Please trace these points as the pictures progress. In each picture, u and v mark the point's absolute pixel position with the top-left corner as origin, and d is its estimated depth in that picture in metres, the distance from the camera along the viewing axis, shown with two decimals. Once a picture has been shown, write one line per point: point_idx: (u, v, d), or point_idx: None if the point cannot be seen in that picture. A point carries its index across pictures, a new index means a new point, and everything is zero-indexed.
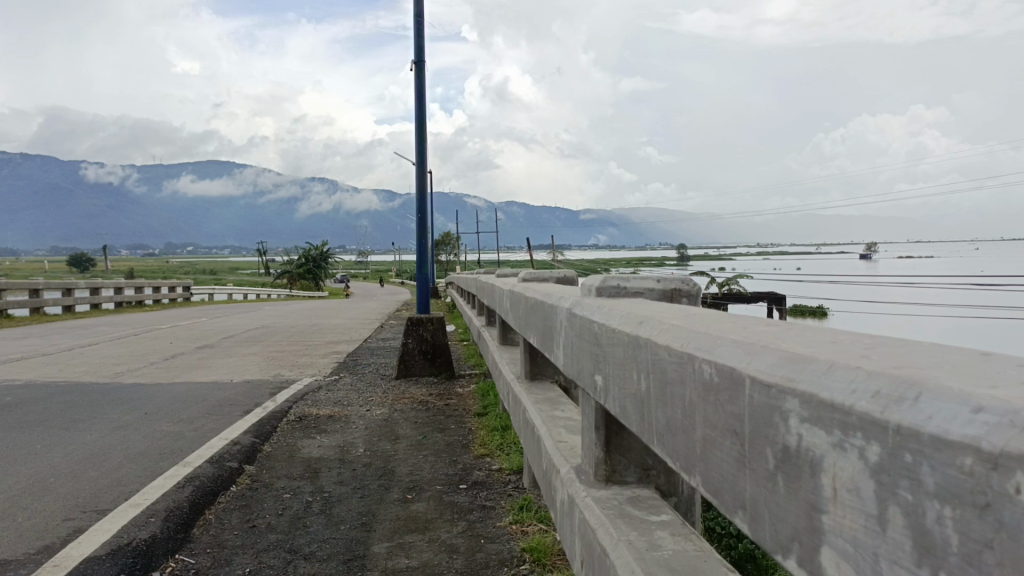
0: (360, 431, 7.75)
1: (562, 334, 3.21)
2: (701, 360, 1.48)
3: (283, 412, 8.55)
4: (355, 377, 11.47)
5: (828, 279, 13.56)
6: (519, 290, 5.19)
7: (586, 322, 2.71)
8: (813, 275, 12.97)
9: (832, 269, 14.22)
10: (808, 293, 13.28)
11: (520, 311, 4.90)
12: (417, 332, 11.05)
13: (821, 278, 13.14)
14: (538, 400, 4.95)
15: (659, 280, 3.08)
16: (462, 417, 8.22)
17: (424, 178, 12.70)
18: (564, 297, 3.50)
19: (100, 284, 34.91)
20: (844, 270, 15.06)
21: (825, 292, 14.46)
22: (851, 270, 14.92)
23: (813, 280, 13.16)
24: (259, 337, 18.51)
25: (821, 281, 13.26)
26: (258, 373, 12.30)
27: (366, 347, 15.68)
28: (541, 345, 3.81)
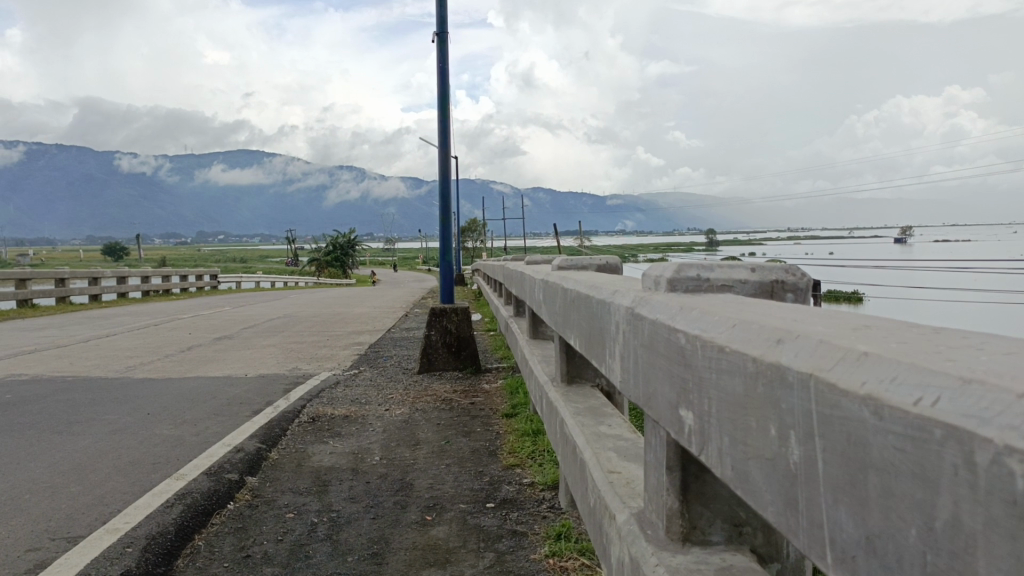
0: (377, 434, 7.06)
1: (619, 342, 2.39)
2: (1006, 450, 0.71)
3: (296, 413, 7.91)
4: (376, 371, 10.78)
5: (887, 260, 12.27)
6: (553, 281, 4.37)
7: (661, 329, 1.88)
8: (871, 255, 11.72)
9: (889, 246, 12.92)
10: (866, 275, 12.05)
11: (555, 306, 4.09)
12: (440, 324, 10.30)
13: (878, 258, 11.91)
14: (577, 411, 4.12)
15: (754, 269, 2.25)
16: (489, 418, 7.46)
17: (446, 158, 11.88)
18: (618, 291, 2.66)
19: (127, 274, 35.07)
20: (902, 249, 13.73)
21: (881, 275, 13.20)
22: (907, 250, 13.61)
23: (870, 260, 11.93)
24: (280, 327, 17.94)
25: (880, 263, 12.01)
26: (274, 367, 11.72)
27: (388, 339, 14.95)
28: (587, 352, 2.98)
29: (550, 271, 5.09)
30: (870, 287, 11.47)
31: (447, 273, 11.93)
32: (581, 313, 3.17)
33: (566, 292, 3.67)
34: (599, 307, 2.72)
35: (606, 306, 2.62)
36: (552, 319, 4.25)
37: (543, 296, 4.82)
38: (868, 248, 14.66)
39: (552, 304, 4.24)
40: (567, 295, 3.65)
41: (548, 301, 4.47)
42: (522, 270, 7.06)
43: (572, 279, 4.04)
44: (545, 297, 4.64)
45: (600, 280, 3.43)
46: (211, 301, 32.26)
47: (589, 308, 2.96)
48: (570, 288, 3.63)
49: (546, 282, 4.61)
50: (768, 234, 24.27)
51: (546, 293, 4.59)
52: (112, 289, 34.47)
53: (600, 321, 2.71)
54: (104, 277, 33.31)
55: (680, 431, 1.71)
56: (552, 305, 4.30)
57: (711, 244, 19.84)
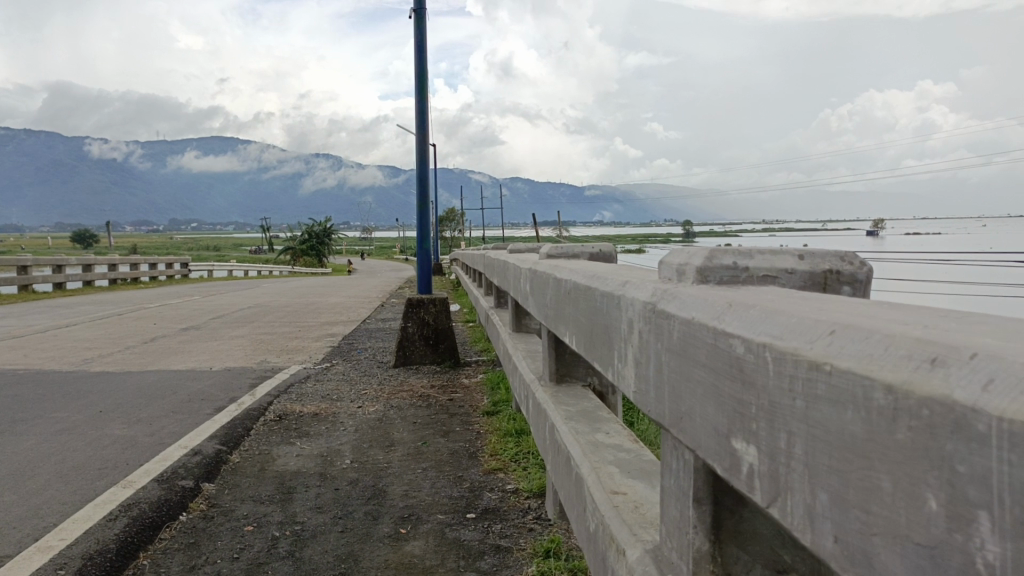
0: (348, 434, 6.58)
1: (635, 344, 1.94)
2: None
3: (262, 410, 7.40)
4: (349, 365, 10.27)
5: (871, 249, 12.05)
6: (544, 269, 3.93)
7: (702, 331, 1.43)
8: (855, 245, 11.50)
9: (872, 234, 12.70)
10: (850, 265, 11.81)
11: (547, 297, 3.64)
12: (417, 316, 9.82)
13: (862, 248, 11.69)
14: (569, 413, 3.67)
15: (801, 255, 1.79)
16: (469, 416, 7.02)
17: (423, 141, 11.35)
18: (631, 279, 2.21)
19: (94, 261, 33.94)
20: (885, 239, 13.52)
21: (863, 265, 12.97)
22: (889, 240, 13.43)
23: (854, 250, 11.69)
24: (249, 318, 17.28)
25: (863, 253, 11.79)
26: (241, 359, 11.16)
27: (362, 330, 14.42)
28: (588, 353, 2.54)
29: (538, 260, 4.65)
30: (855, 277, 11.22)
31: (424, 262, 11.44)
32: (579, 307, 2.73)
33: (560, 282, 3.23)
34: (606, 299, 2.27)
35: (615, 298, 2.16)
36: (542, 311, 3.81)
37: (530, 285, 4.37)
38: (850, 238, 14.43)
39: (543, 294, 3.80)
40: (561, 287, 3.20)
41: (538, 290, 4.02)
42: (505, 258, 6.59)
43: (567, 267, 3.62)
44: (533, 287, 4.20)
45: (603, 267, 3.00)
46: (180, 290, 31.35)
47: (591, 301, 2.51)
48: (566, 276, 3.18)
49: (535, 270, 4.16)
50: (746, 225, 24.09)
51: (535, 281, 4.15)
52: (77, 277, 33.32)
53: (607, 318, 2.26)
54: (69, 265, 32.15)
55: (731, 469, 1.28)
56: (542, 296, 3.86)
57: (690, 234, 19.58)
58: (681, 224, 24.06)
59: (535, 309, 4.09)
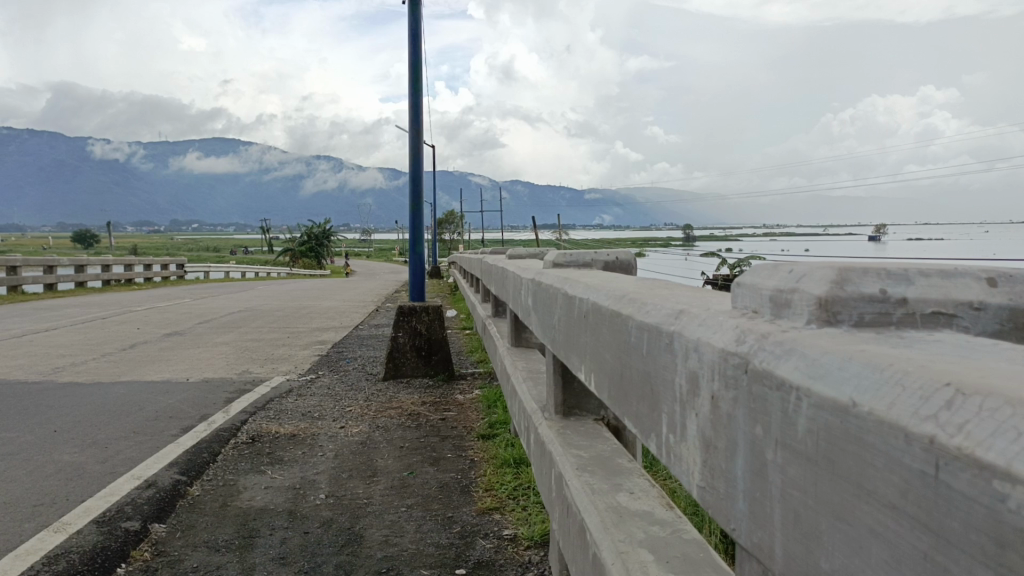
0: (326, 461, 5.86)
1: (704, 415, 1.22)
2: None
3: (233, 431, 6.67)
4: (336, 377, 9.55)
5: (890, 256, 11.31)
6: (551, 281, 3.20)
7: (898, 444, 0.74)
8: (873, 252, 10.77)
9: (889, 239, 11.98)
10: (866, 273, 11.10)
11: (554, 317, 2.92)
12: (409, 325, 9.10)
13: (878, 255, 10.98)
14: (580, 461, 2.95)
15: (986, 276, 1.06)
16: (462, 440, 6.30)
17: (418, 136, 10.60)
18: (685, 305, 1.49)
19: (85, 263, 33.22)
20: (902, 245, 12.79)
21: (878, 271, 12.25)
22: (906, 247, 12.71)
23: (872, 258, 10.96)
24: (237, 323, 16.54)
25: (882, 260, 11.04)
26: (221, 369, 10.43)
27: (354, 338, 13.67)
28: (617, 405, 1.82)
29: (540, 269, 3.92)
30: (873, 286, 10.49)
31: (417, 266, 10.72)
32: (603, 339, 2.00)
33: (574, 300, 2.50)
34: (649, 334, 1.55)
35: (666, 334, 1.44)
36: (548, 332, 3.09)
37: (534, 299, 3.64)
38: (863, 243, 13.71)
39: (549, 311, 3.07)
40: (575, 307, 2.48)
41: (543, 306, 3.28)
42: (504, 265, 5.85)
43: (580, 278, 2.90)
44: (538, 302, 3.47)
45: (631, 282, 2.28)
46: (173, 292, 30.63)
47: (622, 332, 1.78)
48: (582, 292, 2.45)
49: (539, 282, 3.43)
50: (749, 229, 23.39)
51: (539, 295, 3.42)
52: (68, 279, 32.59)
53: (651, 362, 1.54)
54: (60, 265, 31.45)
55: None
56: (548, 313, 3.14)
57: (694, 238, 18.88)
58: (681, 227, 23.33)
59: (539, 332, 3.37)
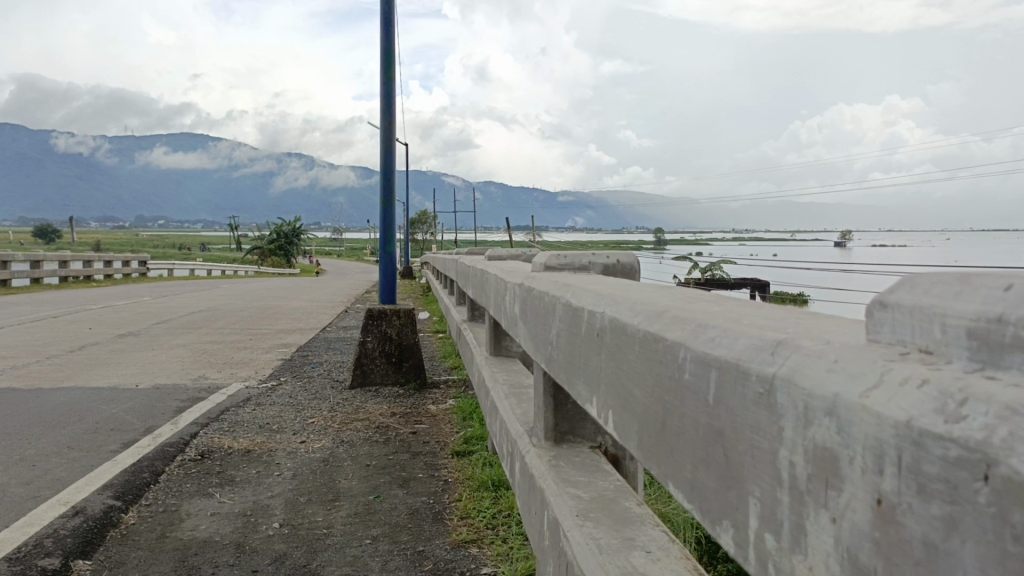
0: (283, 481, 5.28)
1: (861, 525, 0.79)
2: None
3: (181, 446, 6.04)
4: (299, 384, 8.92)
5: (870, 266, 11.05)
6: (547, 286, 2.68)
7: None
8: (855, 261, 10.46)
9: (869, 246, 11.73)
10: (847, 283, 10.79)
11: (552, 331, 2.40)
12: (378, 329, 8.53)
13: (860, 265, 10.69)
14: (581, 502, 2.46)
15: None
16: (434, 457, 5.77)
17: (389, 128, 9.98)
18: (779, 333, 1.03)
19: (41, 258, 31.85)
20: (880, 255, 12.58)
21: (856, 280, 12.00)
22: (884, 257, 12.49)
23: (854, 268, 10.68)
24: (197, 324, 15.73)
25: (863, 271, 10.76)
26: (176, 374, 9.72)
27: (320, 341, 13.01)
28: (654, 464, 1.32)
29: (527, 271, 3.41)
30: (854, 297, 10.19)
31: (388, 267, 10.15)
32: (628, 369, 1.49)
33: (581, 312, 1.99)
34: (716, 372, 1.06)
35: (753, 377, 0.98)
36: (542, 349, 2.57)
37: (522, 307, 3.11)
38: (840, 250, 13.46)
39: (545, 324, 2.54)
40: (582, 320, 1.96)
41: (536, 316, 2.75)
42: (483, 267, 5.31)
43: (582, 283, 2.38)
44: (529, 312, 2.93)
45: (657, 291, 1.79)
46: (131, 290, 29.36)
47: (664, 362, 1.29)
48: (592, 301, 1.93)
49: (531, 288, 2.91)
50: (723, 233, 23.16)
51: (531, 303, 2.90)
52: (23, 275, 31.21)
53: (720, 414, 1.06)
54: (13, 260, 30.08)
55: None
56: (542, 322, 2.61)
57: (667, 242, 18.52)
58: (652, 231, 23.01)
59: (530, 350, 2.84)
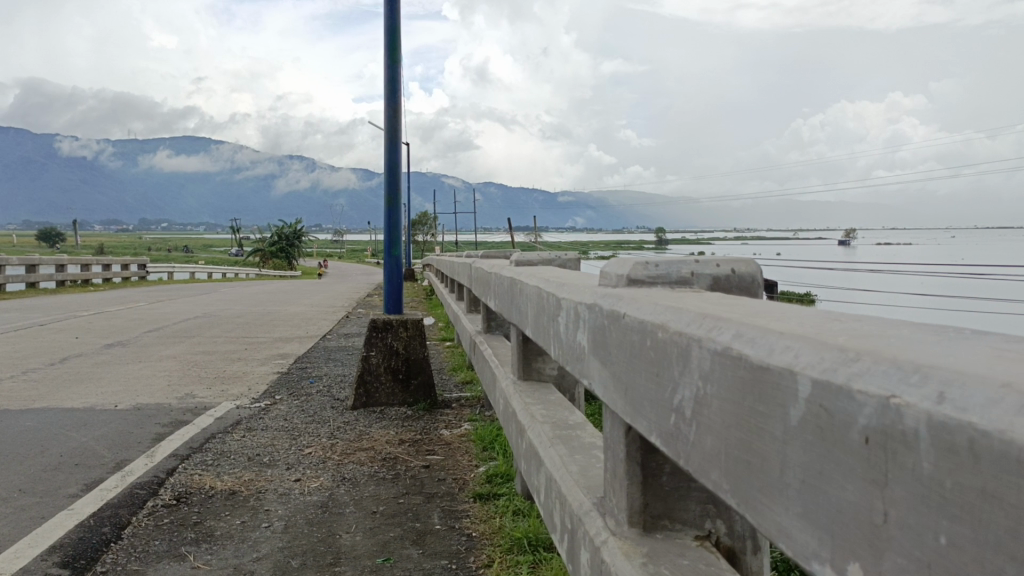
0: (272, 535, 4.36)
1: None
2: None
3: (154, 488, 5.10)
4: (296, 404, 7.97)
5: (911, 268, 10.10)
6: (655, 311, 1.74)
7: None
8: (898, 263, 9.52)
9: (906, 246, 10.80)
10: (887, 286, 9.87)
11: (685, 395, 1.48)
12: (383, 342, 7.59)
13: (902, 266, 9.75)
14: None
15: None
16: (453, 502, 4.83)
17: (394, 116, 8.95)
18: None
19: (35, 262, 30.99)
20: (914, 256, 11.64)
21: (891, 281, 11.04)
22: (919, 258, 11.56)
23: (896, 269, 9.72)
24: (189, 332, 14.79)
25: (905, 272, 9.80)
26: (159, 392, 8.74)
27: (319, 352, 12.06)
28: None
29: (596, 287, 2.45)
30: (898, 302, 9.25)
31: (393, 271, 9.19)
32: None
33: (788, 383, 1.07)
34: None
35: None
36: (658, 414, 1.63)
37: (600, 338, 2.17)
38: (870, 250, 12.51)
39: (663, 377, 1.61)
40: (797, 402, 1.04)
41: (636, 360, 1.81)
42: (512, 274, 4.34)
43: (735, 313, 1.45)
44: (615, 349, 1.99)
45: (987, 354, 0.89)
46: (126, 294, 28.36)
47: None
48: (821, 363, 1.02)
49: (619, 314, 1.96)
50: (733, 230, 22.26)
51: (619, 338, 1.96)
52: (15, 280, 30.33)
53: None
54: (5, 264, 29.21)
55: None
56: (652, 368, 1.68)
57: (676, 242, 17.59)
58: (656, 230, 22.15)
59: (622, 409, 1.91)
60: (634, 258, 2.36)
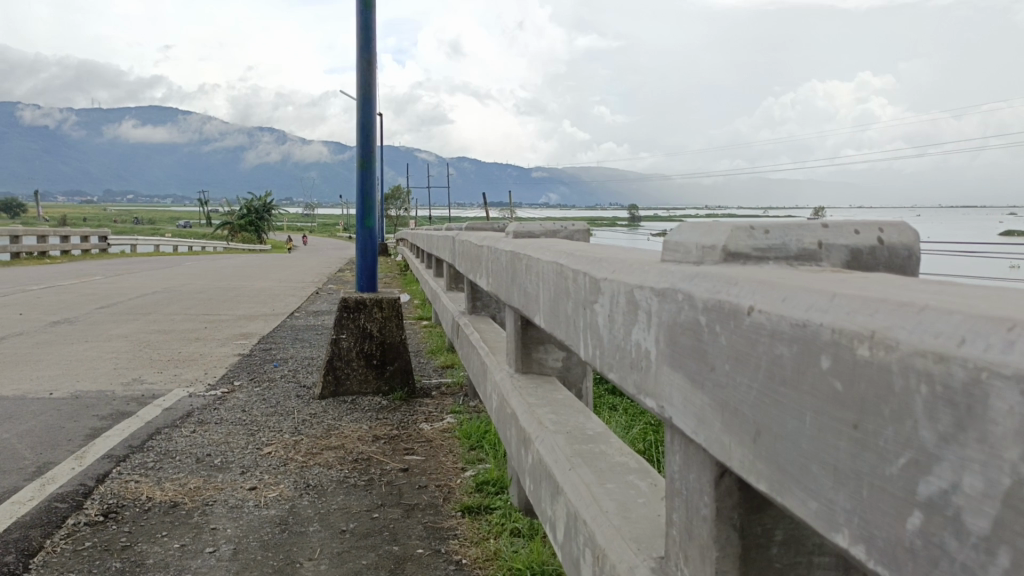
0: (218, 563, 3.58)
1: None
2: None
3: (78, 501, 4.25)
4: (257, 392, 7.12)
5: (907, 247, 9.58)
6: (843, 308, 0.97)
7: None
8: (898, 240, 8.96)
9: None
10: None
11: (966, 487, 0.75)
12: (355, 324, 6.79)
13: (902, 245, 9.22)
14: None
15: None
16: (438, 516, 4.10)
17: (368, 70, 7.96)
18: None
19: None
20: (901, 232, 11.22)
21: None
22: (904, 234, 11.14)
23: None
24: (145, 309, 13.74)
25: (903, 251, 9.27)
26: (104, 377, 7.82)
27: (285, 332, 11.17)
28: None
29: (665, 265, 1.68)
30: None
31: (367, 246, 8.29)
32: None
33: None
34: None
35: None
36: (876, 505, 0.88)
37: (692, 341, 1.39)
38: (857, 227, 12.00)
39: (893, 438, 0.85)
40: None
41: (791, 392, 1.05)
42: (513, 248, 3.56)
43: None
44: (731, 367, 1.23)
45: None
46: (81, 266, 26.73)
47: None
48: None
49: (745, 309, 1.18)
50: (701, 209, 21.75)
51: (742, 350, 1.19)
52: None
53: None
54: None
55: None
56: (848, 416, 0.93)
57: (651, 219, 16.97)
58: (630, 207, 21.61)
59: (754, 467, 1.16)
60: (726, 223, 1.59)
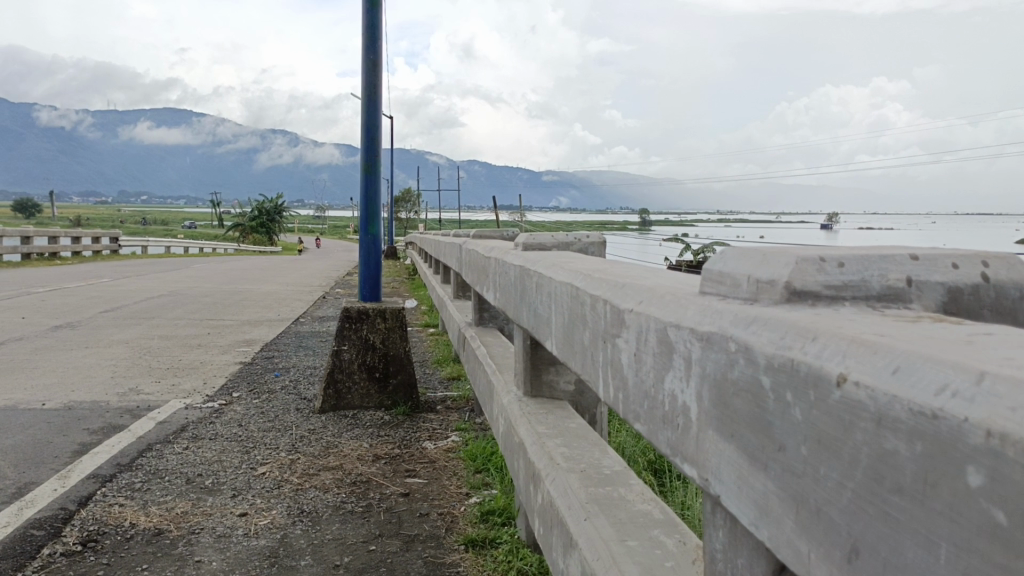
0: None
1: None
2: None
3: (56, 528, 3.99)
4: (255, 405, 6.85)
5: None
6: (1003, 400, 0.67)
7: None
8: None
9: None
10: None
11: None
12: (357, 335, 6.51)
13: None
14: None
15: None
16: (439, 549, 3.80)
17: (374, 70, 7.64)
18: None
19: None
20: None
21: None
22: None
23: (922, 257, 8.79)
24: (149, 313, 13.52)
25: None
26: (100, 386, 7.58)
27: (289, 339, 10.91)
28: None
29: (709, 302, 1.37)
30: None
31: (372, 253, 8.00)
32: None
33: None
34: None
35: None
36: None
37: (750, 407, 1.08)
38: None
39: None
40: None
41: (914, 509, 0.75)
42: (522, 264, 3.26)
43: None
44: (812, 452, 0.92)
45: None
46: (89, 268, 26.66)
47: None
48: None
49: (834, 378, 0.87)
50: (712, 215, 21.31)
51: (829, 433, 0.88)
52: None
53: None
54: None
55: None
56: (1022, 567, 0.62)
57: (661, 224, 16.65)
58: (641, 212, 21.22)
59: None
60: (787, 250, 1.28)
